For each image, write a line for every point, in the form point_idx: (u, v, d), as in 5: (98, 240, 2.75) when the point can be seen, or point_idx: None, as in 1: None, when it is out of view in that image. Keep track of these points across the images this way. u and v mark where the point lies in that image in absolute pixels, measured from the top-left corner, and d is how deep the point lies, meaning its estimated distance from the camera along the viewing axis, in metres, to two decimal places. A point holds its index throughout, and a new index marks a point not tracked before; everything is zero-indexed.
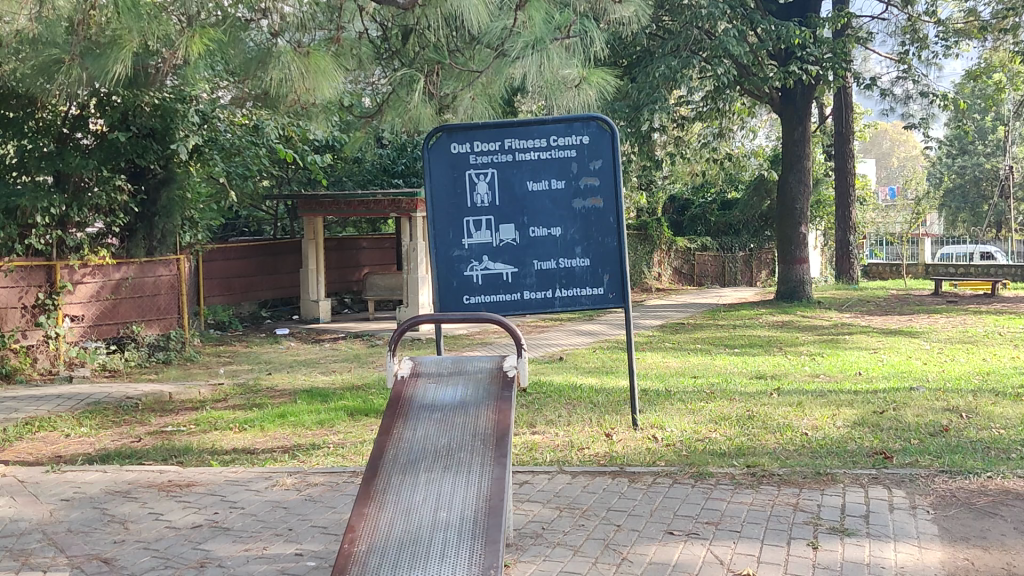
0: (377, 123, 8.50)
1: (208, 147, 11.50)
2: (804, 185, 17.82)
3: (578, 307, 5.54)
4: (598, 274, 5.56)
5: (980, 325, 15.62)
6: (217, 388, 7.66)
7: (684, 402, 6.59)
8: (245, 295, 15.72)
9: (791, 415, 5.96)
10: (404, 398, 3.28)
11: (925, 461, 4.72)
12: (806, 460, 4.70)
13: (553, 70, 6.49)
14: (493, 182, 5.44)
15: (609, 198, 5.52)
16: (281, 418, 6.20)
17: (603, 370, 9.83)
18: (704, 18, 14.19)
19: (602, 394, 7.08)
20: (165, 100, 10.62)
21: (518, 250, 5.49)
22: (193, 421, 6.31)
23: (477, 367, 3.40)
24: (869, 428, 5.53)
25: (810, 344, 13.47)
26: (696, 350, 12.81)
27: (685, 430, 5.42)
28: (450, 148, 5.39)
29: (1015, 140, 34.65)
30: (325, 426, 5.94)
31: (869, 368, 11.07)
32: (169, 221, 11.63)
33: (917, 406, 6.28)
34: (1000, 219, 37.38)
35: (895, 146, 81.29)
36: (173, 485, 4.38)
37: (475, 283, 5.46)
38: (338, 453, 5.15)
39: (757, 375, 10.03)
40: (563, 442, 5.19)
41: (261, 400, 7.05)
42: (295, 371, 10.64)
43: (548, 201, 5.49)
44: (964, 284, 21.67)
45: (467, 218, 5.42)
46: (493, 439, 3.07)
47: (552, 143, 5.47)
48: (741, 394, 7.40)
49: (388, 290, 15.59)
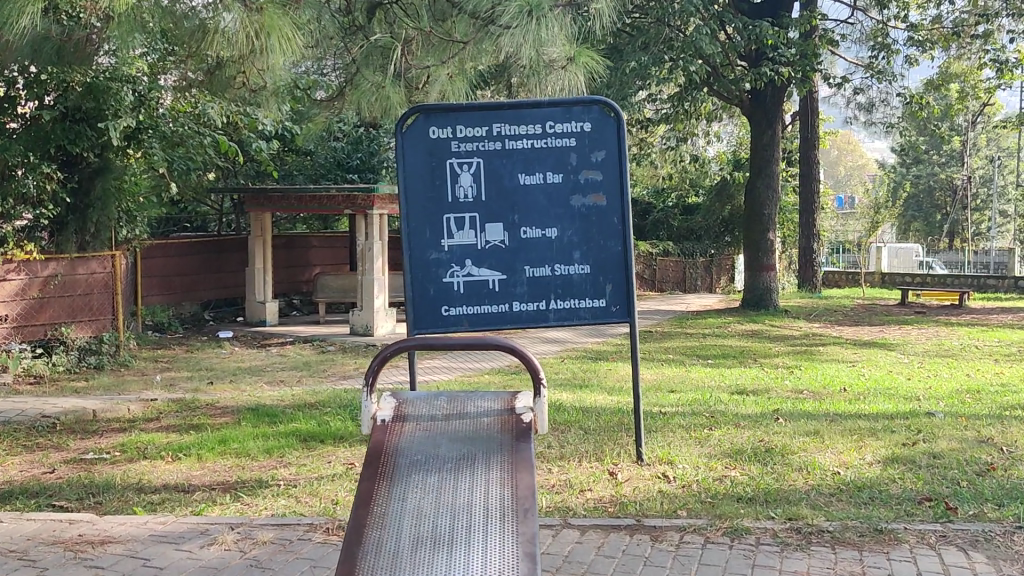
0: (335, 110, 7.64)
1: (146, 134, 10.33)
2: (772, 190, 17.20)
3: (576, 321, 4.72)
4: (599, 283, 4.74)
5: (954, 338, 15.11)
6: (148, 403, 6.73)
7: (686, 427, 5.79)
8: (186, 296, 14.72)
9: (812, 446, 5.21)
10: (385, 454, 2.49)
11: (993, 513, 3.97)
12: (850, 510, 3.95)
13: (541, 46, 5.69)
14: (478, 173, 4.66)
15: (613, 195, 4.73)
16: (222, 445, 5.32)
17: (576, 384, 9.05)
18: (677, 13, 13.46)
19: (590, 415, 6.27)
20: (97, 79, 9.43)
21: (506, 254, 4.68)
22: (119, 446, 5.39)
23: (481, 409, 2.62)
24: (906, 466, 4.80)
25: (785, 356, 12.81)
26: (670, 361, 12.07)
27: (700, 466, 4.66)
28: (427, 133, 4.63)
29: (969, 151, 34.69)
30: (274, 456, 5.07)
31: (854, 383, 10.40)
32: (104, 213, 10.71)
33: (948, 437, 5.53)
34: (954, 229, 37.42)
35: (844, 155, 82.50)
36: (83, 543, 3.49)
37: (455, 292, 4.66)
38: (290, 494, 4.30)
39: (739, 391, 9.29)
40: (559, 481, 4.38)
41: (201, 419, 6.16)
42: (239, 380, 9.73)
43: (542, 196, 4.70)
44: (928, 294, 21.26)
45: (448, 216, 4.65)
46: (511, 520, 2.29)
47: (548, 130, 4.68)
48: (743, 415, 6.63)
49: (341, 291, 14.71)
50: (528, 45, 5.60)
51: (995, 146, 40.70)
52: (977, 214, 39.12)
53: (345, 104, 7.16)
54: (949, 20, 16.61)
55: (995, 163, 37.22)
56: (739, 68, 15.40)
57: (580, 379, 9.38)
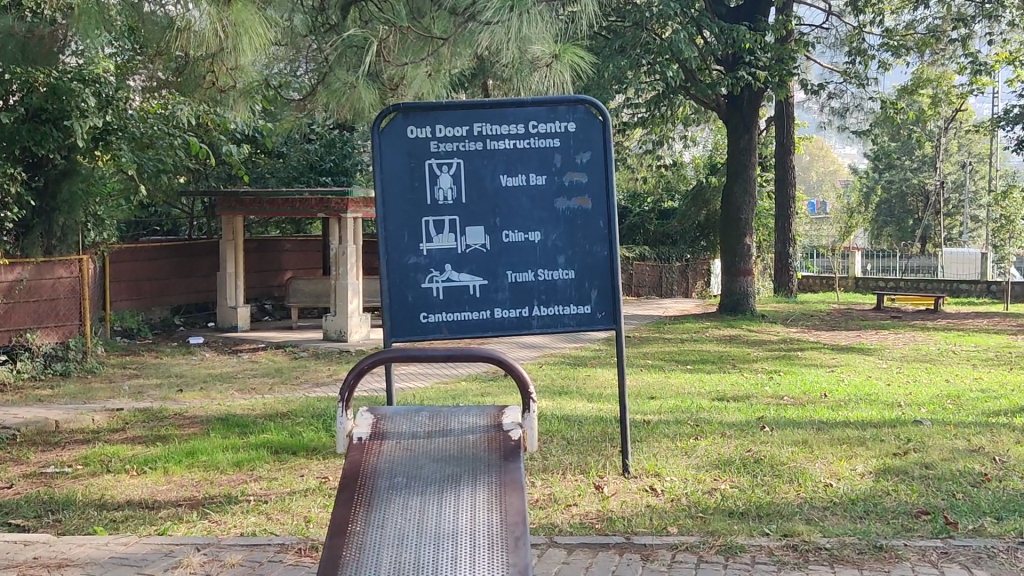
0: (308, 110, 7.44)
1: (116, 136, 10.04)
2: (749, 195, 17.11)
3: (560, 328, 4.54)
4: (584, 289, 4.57)
5: (932, 342, 15.07)
6: (113, 413, 6.48)
7: (671, 436, 5.61)
8: (156, 300, 14.43)
9: (801, 456, 5.05)
10: (363, 474, 2.30)
11: (993, 527, 3.83)
12: (847, 525, 3.80)
13: (524, 43, 5.52)
14: (458, 175, 4.48)
15: (599, 198, 4.56)
16: (189, 457, 5.10)
17: (555, 390, 8.89)
18: (655, 17, 13.29)
19: (572, 424, 6.08)
20: (59, 79, 9.09)
21: (488, 258, 4.50)
22: (81, 458, 5.17)
23: (466, 426, 2.45)
24: (899, 477, 4.66)
25: (764, 361, 12.72)
26: (648, 367, 11.92)
27: (688, 479, 4.50)
28: (405, 132, 4.45)
29: (941, 157, 34.90)
30: (244, 469, 4.86)
31: (834, 389, 10.29)
32: (71, 216, 10.59)
33: (939, 446, 5.40)
34: (926, 235, 37.62)
35: (817, 160, 83.08)
36: (38, 567, 3.27)
37: (434, 298, 4.47)
38: (260, 510, 4.10)
39: (720, 398, 9.16)
40: (543, 496, 4.21)
41: (168, 430, 5.93)
42: (210, 388, 9.49)
43: (525, 198, 4.52)
44: (904, 299, 21.27)
45: (427, 219, 4.47)
46: (500, 550, 2.13)
47: (531, 130, 4.50)
48: (727, 423, 6.47)
49: (314, 296, 14.47)
50: (511, 41, 5.43)
51: (966, 151, 40.92)
52: (948, 219, 39.32)
53: (318, 102, 6.95)
54: (922, 25, 16.55)
55: (966, 168, 37.39)
56: (714, 72, 15.26)
57: (558, 386, 9.21)
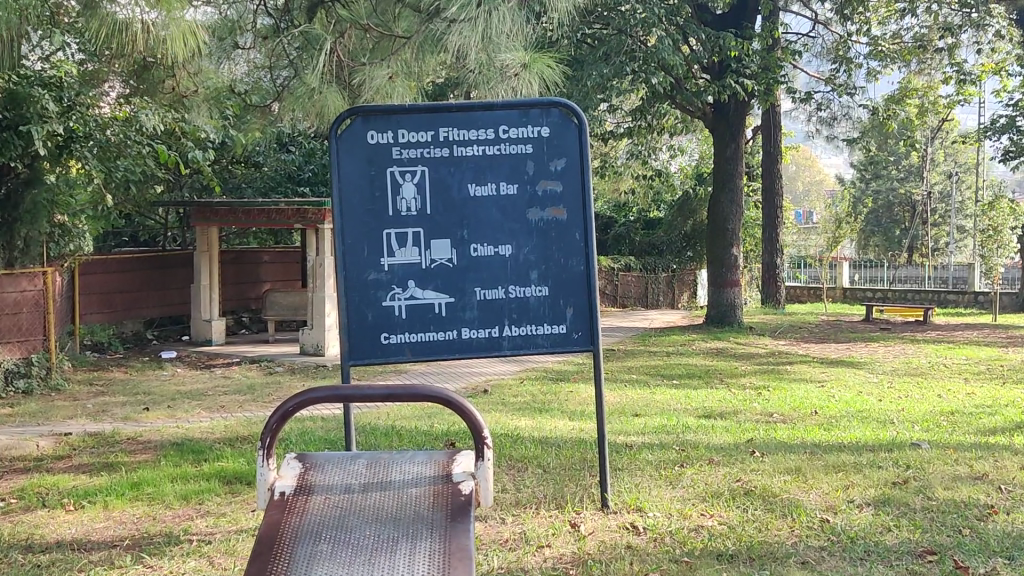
0: (274, 117, 7.08)
1: (81, 143, 9.65)
2: (737, 205, 16.75)
3: (533, 350, 4.16)
4: (559, 306, 4.20)
5: (923, 355, 14.77)
6: (61, 438, 6.09)
7: (656, 464, 5.22)
8: (128, 313, 13.99)
9: (794, 487, 4.70)
10: (284, 534, 2.12)
11: (1006, 570, 3.48)
12: (845, 570, 3.45)
13: (493, 47, 5.19)
14: (423, 184, 4.12)
15: (575, 208, 4.19)
16: (134, 489, 4.71)
17: (535, 408, 8.54)
18: (640, 24, 12.94)
19: (549, 448, 5.71)
20: (15, 83, 8.83)
21: (454, 274, 4.14)
22: (17, 491, 4.77)
23: (409, 484, 2.26)
24: (898, 510, 4.33)
25: (753, 376, 12.38)
26: (634, 382, 11.56)
27: (673, 514, 4.14)
28: (365, 138, 4.10)
29: (928, 166, 34.71)
30: (192, 503, 4.48)
31: (824, 405, 9.95)
32: (34, 227, 10.10)
33: (940, 473, 5.06)
34: (914, 245, 37.44)
35: (803, 170, 83.24)
36: None
37: (397, 317, 4.11)
38: (202, 553, 3.71)
39: (706, 415, 8.81)
40: (514, 536, 3.84)
41: (117, 456, 5.55)
42: (176, 406, 9.09)
43: (495, 209, 4.16)
44: (892, 310, 21.01)
45: (389, 231, 4.12)
46: None
47: (502, 135, 4.15)
48: (715, 446, 6.11)
49: (291, 309, 14.08)
50: (478, 42, 5.09)
51: (952, 161, 40.76)
52: (936, 229, 39.12)
53: (283, 108, 6.59)
54: (909, 34, 16.21)
55: (953, 177, 37.20)
56: (700, 80, 14.93)
57: (540, 403, 8.85)
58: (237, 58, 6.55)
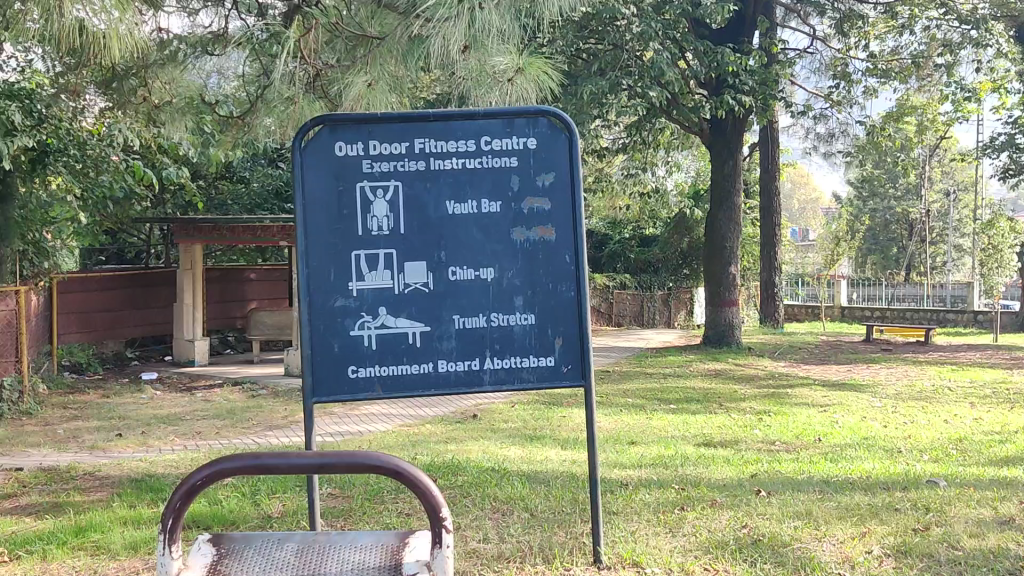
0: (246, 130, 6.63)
1: (56, 157, 9.29)
2: (734, 223, 16.35)
3: (517, 385, 3.74)
4: (546, 337, 3.78)
5: (926, 378, 14.34)
6: (12, 474, 5.64)
7: (656, 507, 4.78)
8: (108, 333, 13.54)
9: (805, 535, 4.26)
10: None
11: None
12: None
13: (482, 52, 4.75)
14: (396, 201, 3.71)
15: (564, 228, 3.78)
16: (79, 537, 4.26)
17: (525, 435, 8.11)
18: (634, 38, 12.49)
19: (539, 488, 5.26)
20: None
21: (430, 301, 3.73)
22: None
23: None
24: (922, 563, 3.90)
25: (753, 400, 11.94)
26: (630, 406, 11.11)
27: (673, 570, 3.71)
28: (332, 149, 3.68)
29: (925, 185, 34.35)
30: (143, 553, 4.04)
31: (827, 432, 9.52)
32: (6, 245, 9.60)
33: (963, 518, 4.62)
34: (911, 264, 37.06)
35: (797, 187, 83.22)
36: None
37: (366, 348, 3.69)
38: None
39: (705, 444, 8.39)
40: None
41: (69, 496, 5.10)
42: (150, 433, 8.64)
43: (475, 228, 3.76)
44: (893, 330, 20.59)
45: (358, 253, 3.70)
46: None
47: (484, 147, 3.74)
48: (715, 483, 5.68)
49: (276, 329, 13.65)
50: (466, 46, 4.64)
51: (949, 179, 40.43)
52: (932, 247, 38.81)
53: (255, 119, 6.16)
54: (907, 51, 15.86)
55: (950, 195, 36.85)
56: (698, 95, 14.50)
57: (530, 430, 8.41)
58: (208, 64, 6.11)
